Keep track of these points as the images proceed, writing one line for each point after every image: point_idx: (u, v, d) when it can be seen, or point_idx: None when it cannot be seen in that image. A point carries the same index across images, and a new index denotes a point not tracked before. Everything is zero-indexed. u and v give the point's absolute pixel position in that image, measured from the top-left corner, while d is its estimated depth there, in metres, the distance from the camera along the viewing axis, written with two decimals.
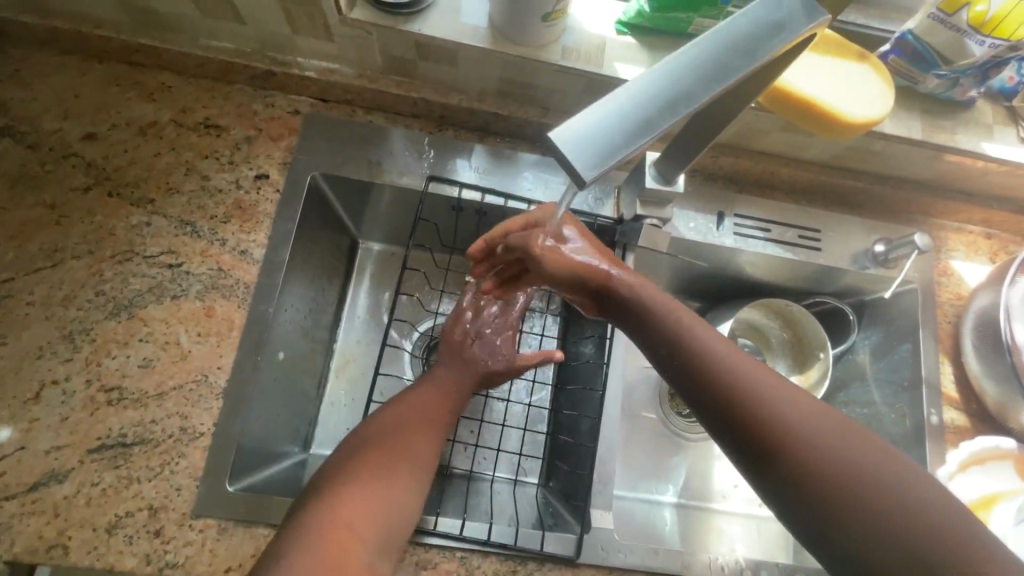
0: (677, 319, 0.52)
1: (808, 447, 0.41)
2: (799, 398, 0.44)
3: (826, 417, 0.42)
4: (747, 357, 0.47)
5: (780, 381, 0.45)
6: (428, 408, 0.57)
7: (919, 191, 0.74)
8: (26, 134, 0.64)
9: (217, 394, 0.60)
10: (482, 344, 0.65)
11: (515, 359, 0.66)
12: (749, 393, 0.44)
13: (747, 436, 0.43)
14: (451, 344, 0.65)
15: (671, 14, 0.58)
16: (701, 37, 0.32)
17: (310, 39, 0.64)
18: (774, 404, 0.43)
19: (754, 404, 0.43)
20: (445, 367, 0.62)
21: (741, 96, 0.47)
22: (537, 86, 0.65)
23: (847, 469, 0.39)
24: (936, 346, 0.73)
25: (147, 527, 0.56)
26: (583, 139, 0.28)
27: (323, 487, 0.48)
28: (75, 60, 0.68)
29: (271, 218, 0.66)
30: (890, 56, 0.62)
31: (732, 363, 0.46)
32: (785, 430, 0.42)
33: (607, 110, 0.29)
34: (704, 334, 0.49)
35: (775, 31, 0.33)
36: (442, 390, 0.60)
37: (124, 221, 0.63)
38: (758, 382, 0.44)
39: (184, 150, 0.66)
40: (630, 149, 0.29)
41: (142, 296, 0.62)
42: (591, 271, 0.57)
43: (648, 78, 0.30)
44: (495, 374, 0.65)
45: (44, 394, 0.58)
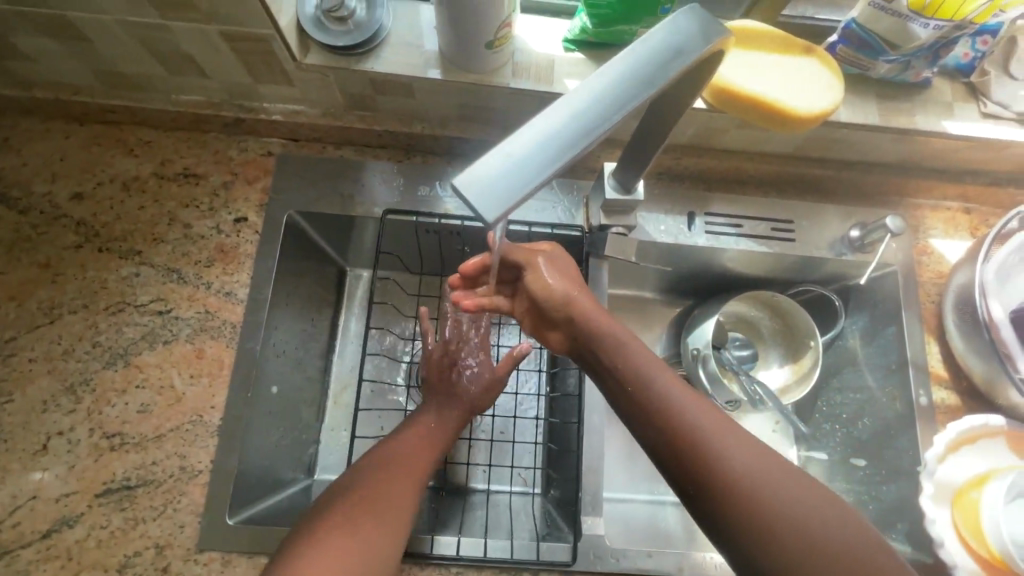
0: (637, 358, 0.54)
1: (746, 484, 0.44)
2: (737, 439, 0.47)
3: (761, 454, 0.46)
4: (692, 399, 0.50)
5: (721, 418, 0.49)
6: (411, 445, 0.59)
7: (891, 173, 0.74)
8: (19, 200, 0.68)
9: (211, 432, 0.63)
10: (462, 374, 0.66)
11: (495, 378, 0.66)
12: (695, 431, 0.47)
13: (697, 474, 0.46)
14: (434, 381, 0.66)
15: (614, 28, 0.59)
16: (604, 70, 0.34)
17: (272, 86, 0.66)
18: (718, 440, 0.47)
19: (700, 445, 0.47)
20: (428, 411, 0.63)
21: (664, 115, 0.49)
22: (494, 108, 0.66)
23: (779, 506, 0.43)
24: (920, 327, 0.73)
25: (155, 565, 0.58)
26: (492, 176, 0.30)
27: (294, 548, 0.47)
28: (60, 124, 0.72)
29: (253, 258, 0.69)
30: (838, 46, 0.63)
31: (679, 404, 0.49)
32: (727, 469, 0.45)
33: (517, 147, 0.31)
34: (653, 370, 0.52)
35: (673, 56, 0.35)
36: (422, 435, 0.60)
37: (114, 273, 0.67)
38: (701, 423, 0.48)
39: (166, 201, 0.70)
40: (541, 180, 0.31)
41: (136, 344, 0.65)
42: (564, 296, 0.58)
43: (555, 114, 0.32)
44: (481, 400, 0.66)
45: (51, 445, 0.61)
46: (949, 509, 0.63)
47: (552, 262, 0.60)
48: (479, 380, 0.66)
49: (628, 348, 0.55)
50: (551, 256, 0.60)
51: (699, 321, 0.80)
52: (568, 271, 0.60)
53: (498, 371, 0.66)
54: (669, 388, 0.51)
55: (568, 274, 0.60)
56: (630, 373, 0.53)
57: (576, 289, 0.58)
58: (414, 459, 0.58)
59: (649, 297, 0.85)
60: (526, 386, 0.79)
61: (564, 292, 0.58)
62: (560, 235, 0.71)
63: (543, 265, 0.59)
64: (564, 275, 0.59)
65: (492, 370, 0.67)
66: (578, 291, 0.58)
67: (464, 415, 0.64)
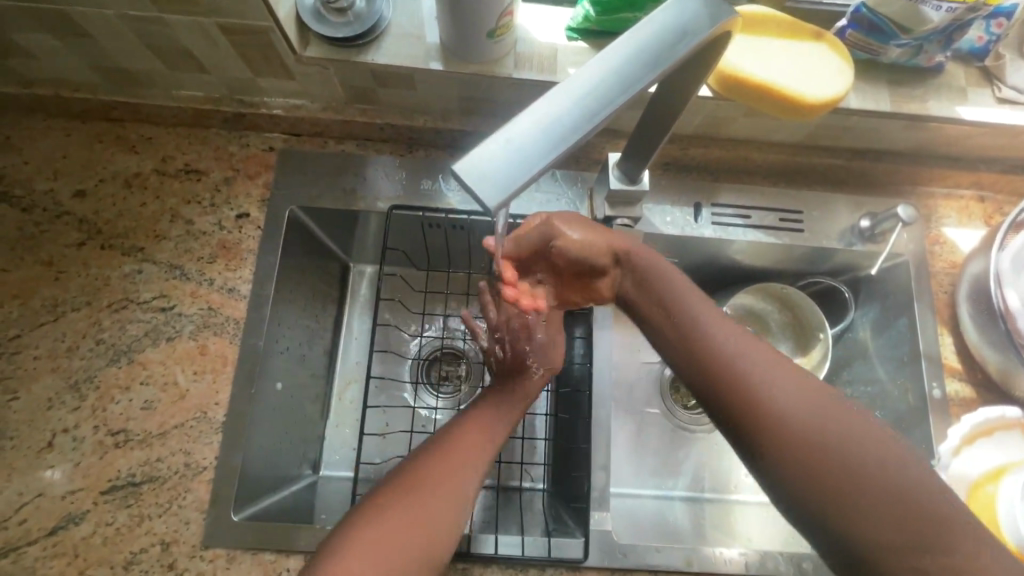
0: (692, 306, 0.52)
1: (804, 434, 0.43)
2: (799, 388, 0.46)
3: (819, 402, 0.45)
4: (752, 348, 0.48)
5: (783, 367, 0.47)
6: (471, 436, 0.56)
7: (903, 161, 0.73)
8: (22, 198, 0.68)
9: (215, 429, 0.63)
10: (531, 352, 0.63)
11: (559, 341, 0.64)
12: (752, 380, 0.46)
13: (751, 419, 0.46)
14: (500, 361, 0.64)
15: (617, 15, 0.58)
16: (608, 52, 0.33)
17: (273, 80, 0.66)
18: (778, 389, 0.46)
19: (757, 396, 0.45)
20: (492, 400, 0.60)
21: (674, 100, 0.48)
22: (497, 100, 0.65)
23: (838, 457, 0.42)
24: (933, 318, 0.71)
25: (160, 561, 0.58)
26: (492, 164, 0.30)
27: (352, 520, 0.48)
28: (62, 122, 0.71)
29: (255, 254, 0.68)
30: (847, 31, 0.61)
31: (737, 354, 0.48)
32: (786, 419, 0.44)
33: (517, 133, 0.30)
34: (706, 318, 0.51)
35: (680, 37, 0.34)
36: (482, 427, 0.57)
37: (117, 270, 0.67)
38: (761, 372, 0.46)
39: (168, 198, 0.69)
40: (541, 166, 0.30)
41: (140, 341, 0.65)
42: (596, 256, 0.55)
43: (557, 98, 0.32)
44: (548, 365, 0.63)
45: (56, 443, 0.61)
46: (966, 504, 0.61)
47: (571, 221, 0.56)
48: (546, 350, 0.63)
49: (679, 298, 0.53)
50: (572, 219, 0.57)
51: None
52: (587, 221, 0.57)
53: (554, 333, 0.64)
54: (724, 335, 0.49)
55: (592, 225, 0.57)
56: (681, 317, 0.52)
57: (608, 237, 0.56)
58: (475, 441, 0.56)
59: None
60: None
61: (598, 245, 0.55)
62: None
63: (563, 226, 0.55)
64: (593, 227, 0.56)
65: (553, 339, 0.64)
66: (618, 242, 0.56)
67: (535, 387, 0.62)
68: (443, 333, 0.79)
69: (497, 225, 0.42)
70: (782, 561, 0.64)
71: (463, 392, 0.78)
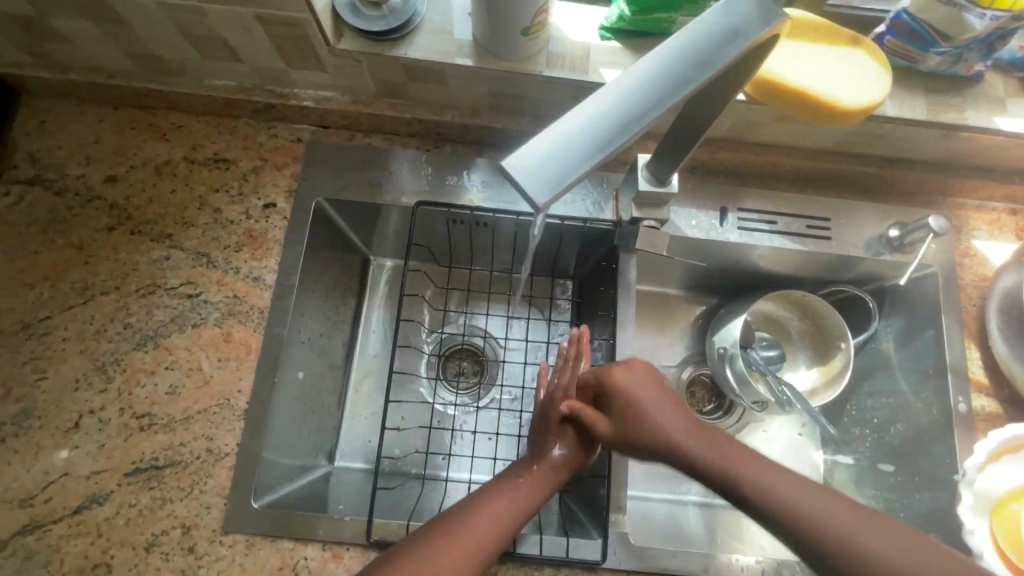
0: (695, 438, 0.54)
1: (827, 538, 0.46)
2: (804, 494, 0.48)
3: (831, 502, 0.48)
4: (751, 463, 0.51)
5: (785, 475, 0.50)
6: (490, 516, 0.53)
7: (935, 171, 0.72)
8: (54, 181, 0.69)
9: (238, 415, 0.63)
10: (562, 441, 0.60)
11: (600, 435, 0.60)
12: (755, 493, 0.49)
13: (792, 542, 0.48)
14: (536, 432, 0.60)
15: (652, 15, 0.58)
16: (659, 52, 0.33)
17: (304, 71, 0.66)
18: (813, 513, 0.47)
19: (771, 511, 0.49)
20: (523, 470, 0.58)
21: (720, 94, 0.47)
22: (527, 97, 0.65)
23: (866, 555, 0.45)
24: (961, 332, 0.70)
25: (181, 544, 0.59)
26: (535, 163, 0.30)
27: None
28: (95, 108, 0.72)
29: (281, 244, 0.69)
30: (886, 37, 0.60)
31: (738, 470, 0.51)
32: (806, 529, 0.47)
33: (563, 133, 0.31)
34: (730, 452, 0.52)
35: (731, 38, 0.34)
36: (503, 506, 0.54)
37: (145, 256, 0.68)
38: (767, 487, 0.49)
39: (197, 185, 0.70)
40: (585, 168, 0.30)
41: (165, 326, 0.65)
42: (649, 425, 0.56)
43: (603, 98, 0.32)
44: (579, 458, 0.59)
45: (83, 424, 0.62)
46: (990, 520, 0.61)
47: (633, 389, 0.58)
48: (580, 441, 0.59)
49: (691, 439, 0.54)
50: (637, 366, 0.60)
51: (727, 318, 0.78)
52: (656, 394, 0.57)
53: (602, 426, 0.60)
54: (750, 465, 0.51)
55: (659, 396, 0.57)
56: (713, 457, 0.53)
57: (675, 432, 0.55)
58: (484, 525, 0.52)
59: (676, 294, 0.84)
60: None
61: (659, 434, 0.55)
62: (590, 229, 0.71)
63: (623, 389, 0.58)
64: (652, 396, 0.57)
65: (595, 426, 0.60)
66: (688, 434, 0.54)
67: (560, 477, 0.58)
68: (463, 330, 0.80)
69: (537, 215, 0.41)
70: (800, 571, 0.63)
71: (481, 389, 0.78)
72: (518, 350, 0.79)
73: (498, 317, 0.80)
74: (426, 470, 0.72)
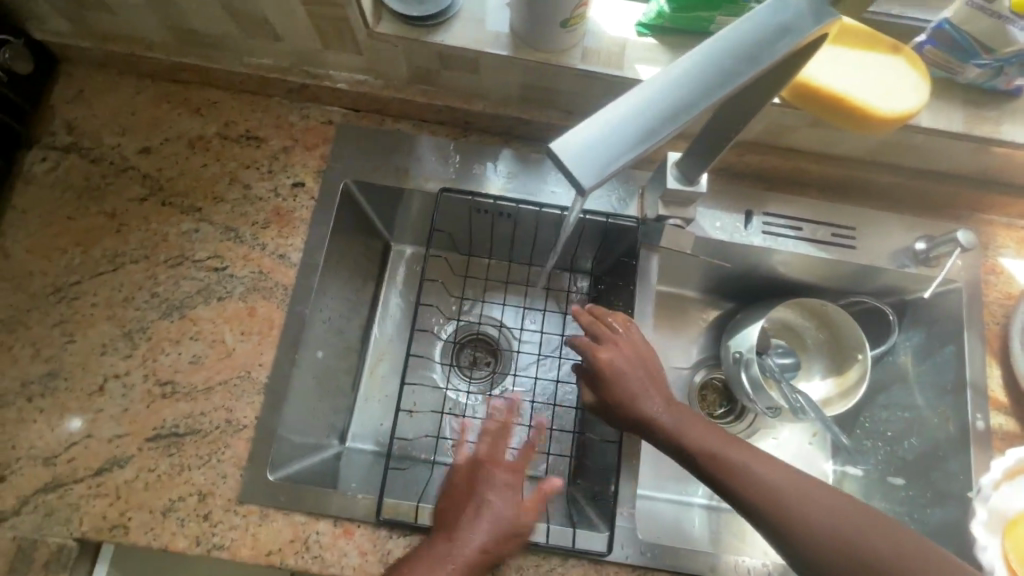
0: (672, 415, 0.58)
1: (793, 507, 0.50)
2: (770, 469, 0.53)
3: (793, 476, 0.52)
4: (722, 440, 0.55)
5: (751, 450, 0.54)
6: None
7: (966, 186, 0.71)
8: (91, 150, 0.71)
9: (258, 389, 0.64)
10: (478, 518, 0.58)
11: (517, 523, 0.58)
12: (726, 466, 0.54)
13: (750, 513, 0.52)
14: (451, 509, 0.59)
15: (692, 14, 0.58)
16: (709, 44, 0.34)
17: (340, 53, 0.67)
18: (773, 488, 0.51)
19: (741, 484, 0.53)
20: (435, 549, 0.56)
21: (763, 91, 0.47)
22: (560, 90, 0.65)
23: (824, 524, 0.49)
24: (982, 348, 0.70)
25: (197, 511, 0.60)
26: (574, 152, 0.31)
27: None
28: (133, 80, 0.73)
29: (308, 223, 0.70)
30: (925, 46, 0.60)
31: (711, 445, 0.55)
32: (775, 499, 0.51)
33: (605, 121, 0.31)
34: (703, 433, 0.56)
35: (782, 34, 0.34)
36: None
37: (175, 228, 0.69)
38: (736, 461, 0.54)
39: (228, 161, 0.71)
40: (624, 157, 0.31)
41: (191, 298, 0.67)
42: (633, 397, 0.59)
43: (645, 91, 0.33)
44: (499, 548, 0.57)
45: (107, 388, 0.63)
46: (1001, 538, 0.60)
47: (617, 359, 0.60)
48: (494, 525, 0.58)
49: (670, 418, 0.57)
50: (630, 335, 0.61)
51: (744, 322, 0.78)
52: (636, 365, 0.60)
53: (523, 519, 0.58)
54: (718, 443, 0.55)
55: (638, 367, 0.60)
56: (684, 430, 0.56)
57: (654, 402, 0.58)
58: None
59: (692, 297, 0.84)
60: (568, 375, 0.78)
61: (641, 408, 0.58)
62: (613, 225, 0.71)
63: (606, 361, 0.60)
64: (630, 368, 0.60)
65: (517, 512, 0.58)
66: (666, 407, 0.58)
67: (470, 565, 0.56)
68: (481, 318, 0.80)
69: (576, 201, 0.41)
70: None
71: (495, 377, 0.79)
72: (534, 342, 0.80)
73: (516, 308, 0.81)
74: (436, 455, 0.73)
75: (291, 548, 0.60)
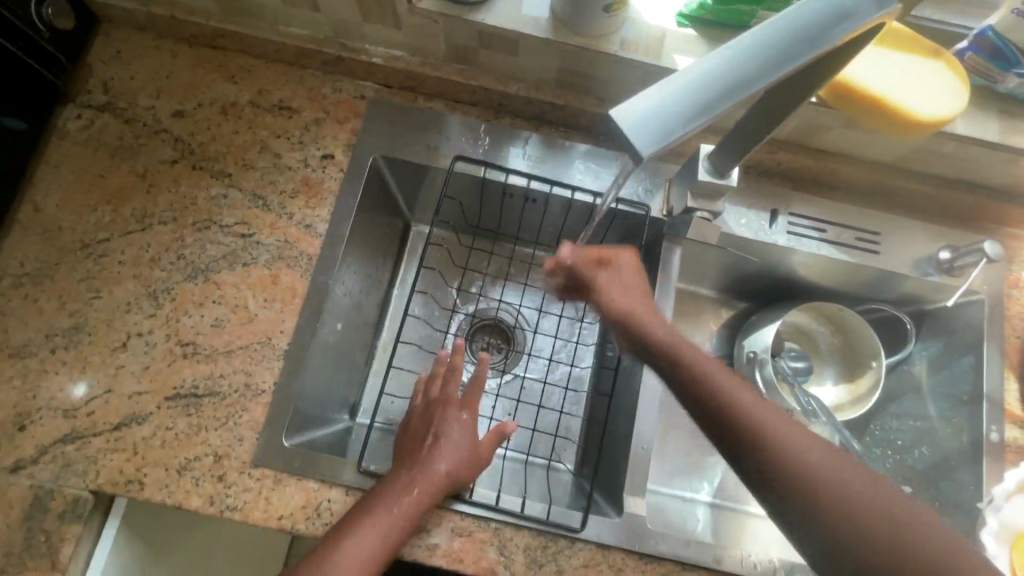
0: (672, 347, 0.55)
1: (796, 458, 0.46)
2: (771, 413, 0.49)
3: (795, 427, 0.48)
4: (725, 376, 0.52)
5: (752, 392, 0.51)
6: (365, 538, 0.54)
7: (995, 198, 0.71)
8: (125, 110, 0.71)
9: (278, 355, 0.65)
10: (437, 448, 0.60)
11: (477, 455, 0.61)
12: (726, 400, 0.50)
13: (744, 454, 0.48)
14: (413, 442, 0.62)
15: (734, 7, 0.58)
16: (771, 22, 0.35)
17: (379, 27, 0.67)
18: (771, 426, 0.48)
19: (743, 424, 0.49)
20: (404, 474, 0.58)
21: (800, 87, 0.48)
22: (595, 77, 0.66)
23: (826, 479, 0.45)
24: (1000, 361, 0.69)
25: (212, 471, 0.61)
26: (622, 136, 0.33)
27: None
28: (170, 43, 0.74)
29: (335, 195, 0.70)
30: (967, 53, 0.60)
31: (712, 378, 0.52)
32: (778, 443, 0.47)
33: (652, 103, 0.33)
34: (705, 365, 0.53)
35: (843, 19, 0.36)
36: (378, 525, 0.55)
37: (204, 192, 0.69)
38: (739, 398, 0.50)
39: (260, 130, 0.71)
40: (668, 141, 0.33)
41: (217, 262, 0.67)
42: (644, 326, 0.58)
43: (691, 75, 0.34)
44: (460, 477, 0.60)
45: (130, 344, 0.64)
46: (1009, 549, 0.60)
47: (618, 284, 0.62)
48: (456, 455, 0.60)
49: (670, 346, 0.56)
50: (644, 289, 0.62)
51: (758, 325, 0.78)
52: (638, 295, 0.61)
53: (479, 452, 0.61)
54: (720, 376, 0.52)
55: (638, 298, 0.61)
56: (684, 359, 0.54)
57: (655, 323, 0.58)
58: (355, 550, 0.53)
59: (708, 295, 0.84)
60: (580, 360, 0.79)
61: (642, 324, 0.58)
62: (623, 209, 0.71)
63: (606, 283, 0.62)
64: (630, 296, 0.61)
65: (473, 444, 0.61)
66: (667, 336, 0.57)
67: (436, 492, 0.58)
68: (497, 301, 0.81)
69: (625, 168, 0.44)
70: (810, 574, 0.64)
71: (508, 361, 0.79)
72: (548, 328, 0.80)
73: (530, 293, 0.81)
74: None
75: (303, 514, 0.60)
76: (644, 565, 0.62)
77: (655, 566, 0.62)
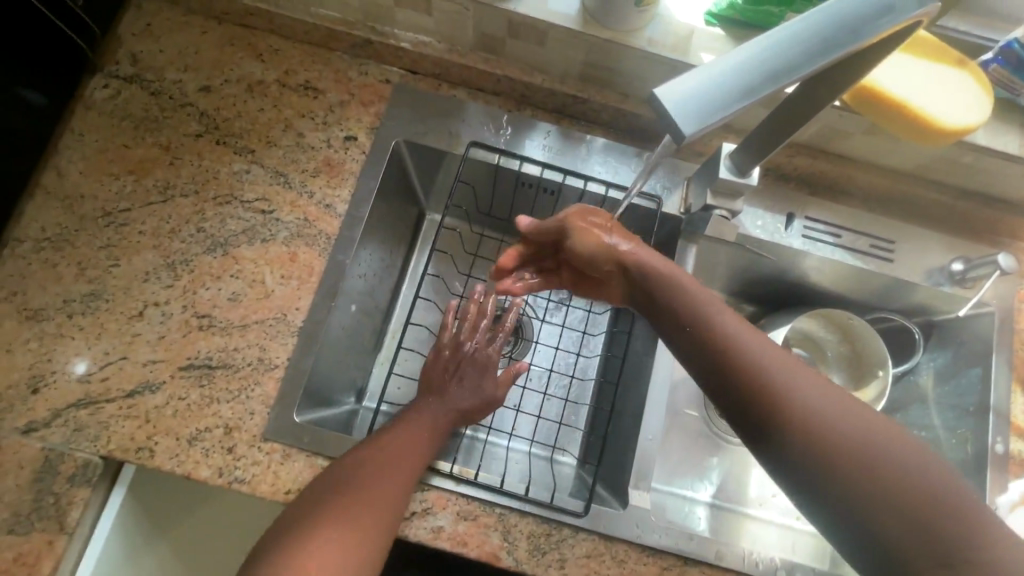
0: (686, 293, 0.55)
1: (807, 396, 0.45)
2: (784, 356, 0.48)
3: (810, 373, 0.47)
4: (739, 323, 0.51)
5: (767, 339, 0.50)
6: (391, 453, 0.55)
7: (1010, 212, 0.72)
8: (152, 83, 0.72)
9: (292, 332, 0.65)
10: (461, 386, 0.64)
11: (491, 395, 0.64)
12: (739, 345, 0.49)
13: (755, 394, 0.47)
14: (440, 374, 0.64)
15: (764, 8, 0.59)
16: (816, 11, 0.36)
17: (409, 12, 0.68)
18: (782, 367, 0.47)
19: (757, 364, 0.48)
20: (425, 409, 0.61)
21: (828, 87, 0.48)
22: (622, 71, 0.67)
23: (836, 417, 0.44)
24: (1009, 373, 0.70)
25: (222, 443, 0.61)
26: (666, 118, 0.34)
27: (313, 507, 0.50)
28: (200, 19, 0.74)
29: (356, 176, 0.70)
30: (992, 64, 0.61)
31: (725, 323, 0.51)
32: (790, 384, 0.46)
33: (696, 87, 0.34)
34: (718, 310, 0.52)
35: (886, 12, 0.36)
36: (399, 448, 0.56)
37: (227, 167, 0.70)
38: (750, 342, 0.49)
39: (285, 108, 0.72)
40: (710, 122, 0.34)
41: (236, 237, 0.68)
42: (656, 269, 0.58)
43: (733, 60, 0.35)
44: (475, 416, 0.64)
45: (146, 313, 0.64)
46: None
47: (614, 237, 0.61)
48: (472, 396, 0.63)
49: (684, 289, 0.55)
50: (645, 244, 0.60)
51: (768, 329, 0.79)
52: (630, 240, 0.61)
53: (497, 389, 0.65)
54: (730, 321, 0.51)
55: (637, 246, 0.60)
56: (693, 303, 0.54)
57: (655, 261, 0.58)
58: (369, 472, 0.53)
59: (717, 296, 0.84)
60: (588, 353, 0.80)
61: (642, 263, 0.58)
62: (642, 206, 0.71)
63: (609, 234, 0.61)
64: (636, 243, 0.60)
65: (488, 383, 0.64)
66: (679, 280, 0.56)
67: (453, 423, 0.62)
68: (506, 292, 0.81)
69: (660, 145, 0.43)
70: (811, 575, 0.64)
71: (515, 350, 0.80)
72: (556, 320, 0.81)
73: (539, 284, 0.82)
74: None
75: None
76: (647, 557, 0.62)
77: (657, 559, 0.62)
